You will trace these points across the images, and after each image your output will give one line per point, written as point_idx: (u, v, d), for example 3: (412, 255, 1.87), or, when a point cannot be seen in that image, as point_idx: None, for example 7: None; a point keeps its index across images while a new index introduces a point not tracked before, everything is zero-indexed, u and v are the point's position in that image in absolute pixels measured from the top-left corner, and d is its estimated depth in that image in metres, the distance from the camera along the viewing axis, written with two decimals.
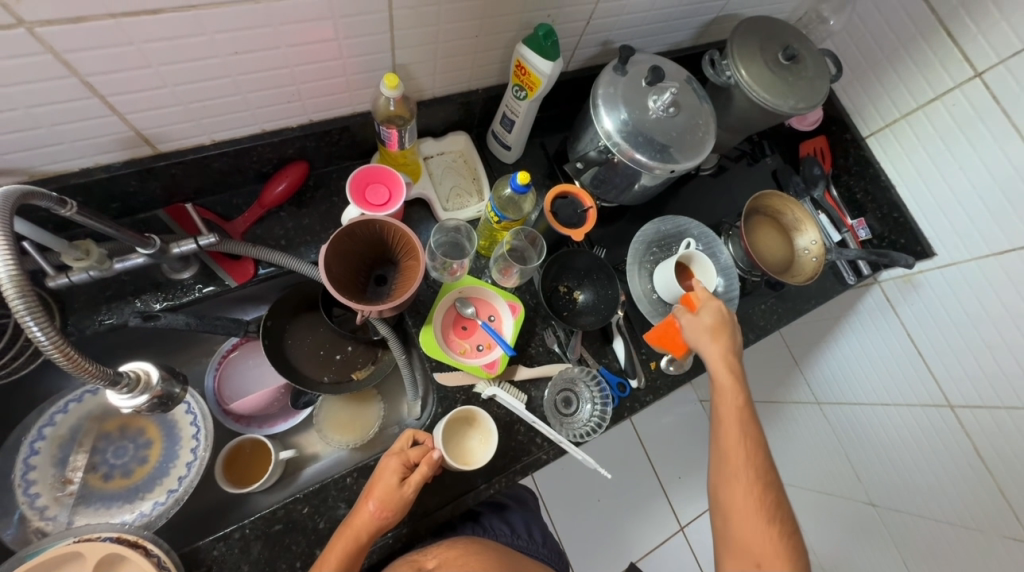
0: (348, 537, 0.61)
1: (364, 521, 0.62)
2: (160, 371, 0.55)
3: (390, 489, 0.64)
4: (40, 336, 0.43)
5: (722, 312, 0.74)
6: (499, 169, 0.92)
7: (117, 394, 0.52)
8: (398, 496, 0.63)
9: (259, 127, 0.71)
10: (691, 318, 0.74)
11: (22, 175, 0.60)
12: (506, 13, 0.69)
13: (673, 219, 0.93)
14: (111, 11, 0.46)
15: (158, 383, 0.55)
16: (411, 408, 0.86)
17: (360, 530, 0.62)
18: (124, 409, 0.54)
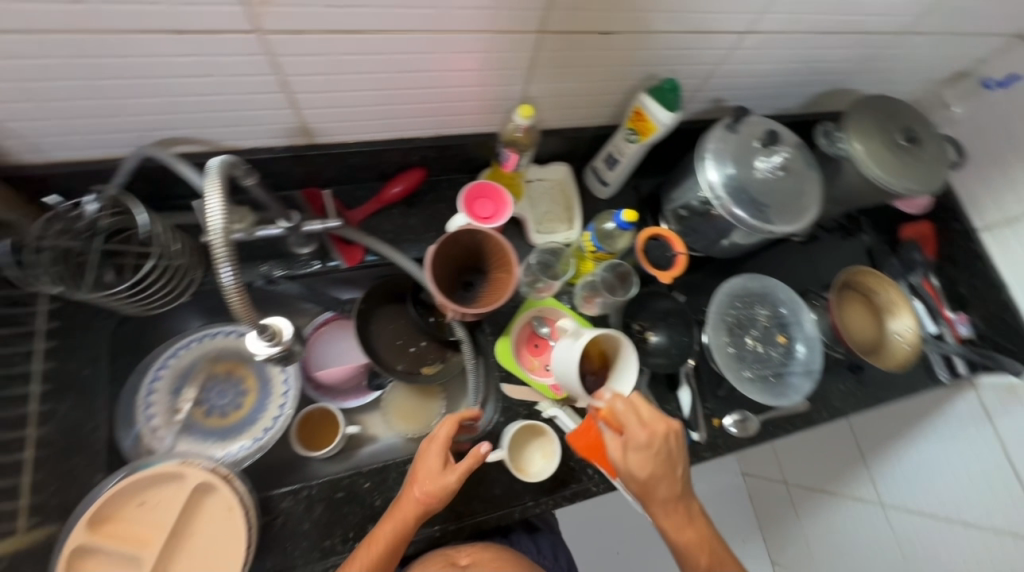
0: (395, 522, 0.65)
1: (409, 509, 0.65)
2: (290, 328, 0.62)
3: (435, 479, 0.66)
4: (227, 278, 0.51)
5: (657, 461, 0.65)
6: (593, 203, 0.96)
7: (261, 340, 0.59)
8: (443, 488, 0.65)
9: (396, 134, 0.80)
10: (625, 473, 0.66)
11: (203, 145, 0.69)
12: (637, 63, 0.75)
13: (761, 277, 0.91)
14: (325, 28, 0.56)
15: (287, 338, 0.62)
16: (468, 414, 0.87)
17: (407, 515, 0.65)
18: (256, 357, 0.61)
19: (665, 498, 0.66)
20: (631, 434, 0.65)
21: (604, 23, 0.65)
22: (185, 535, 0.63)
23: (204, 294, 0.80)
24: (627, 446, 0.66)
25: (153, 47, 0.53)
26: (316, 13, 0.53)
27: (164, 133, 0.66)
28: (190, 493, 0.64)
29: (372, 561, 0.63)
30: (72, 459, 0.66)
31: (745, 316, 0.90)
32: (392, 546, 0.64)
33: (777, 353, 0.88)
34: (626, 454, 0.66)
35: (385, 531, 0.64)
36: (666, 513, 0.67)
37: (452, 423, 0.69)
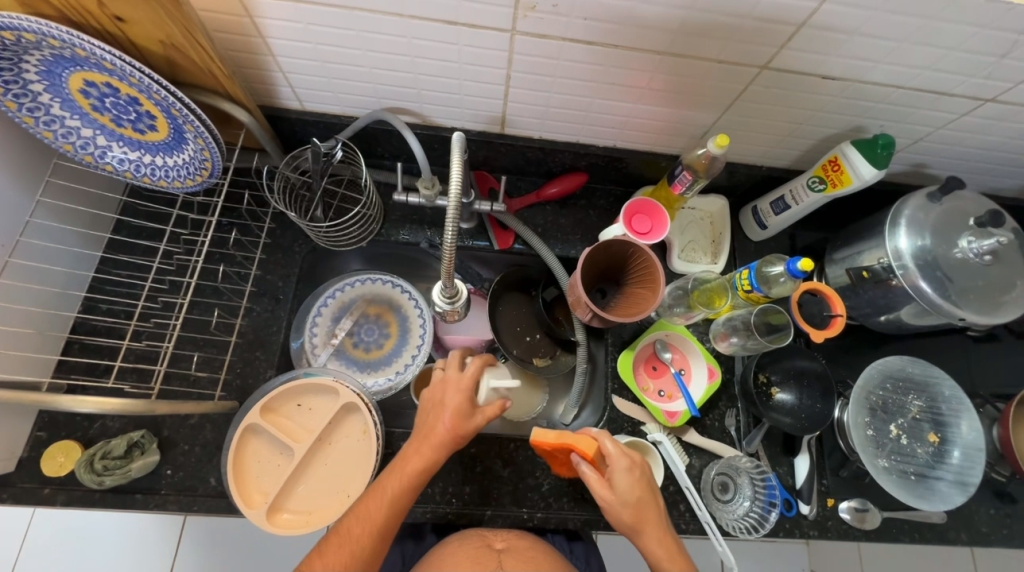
0: (418, 456, 0.62)
1: (434, 442, 0.63)
2: (467, 294, 0.73)
3: (464, 416, 0.64)
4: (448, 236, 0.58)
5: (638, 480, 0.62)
6: (743, 242, 0.93)
7: (443, 295, 0.70)
8: (471, 424, 0.64)
9: (575, 138, 0.85)
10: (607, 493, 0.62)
11: (419, 118, 0.80)
12: (844, 112, 0.72)
13: (924, 364, 0.82)
14: (567, 36, 0.62)
15: (461, 302, 0.72)
16: (563, 412, 0.89)
17: (438, 445, 0.63)
18: (435, 305, 0.73)
19: (655, 529, 0.61)
20: (614, 451, 0.62)
21: (828, 68, 0.64)
22: (326, 442, 0.73)
23: (374, 243, 0.91)
24: (614, 464, 0.62)
25: (425, 31, 0.62)
26: (568, 22, 0.59)
27: (392, 101, 0.76)
28: (340, 407, 0.74)
29: (402, 489, 0.61)
30: (255, 353, 0.79)
31: (893, 401, 0.82)
32: (423, 474, 0.62)
33: (925, 451, 0.79)
34: (611, 476, 0.62)
35: (411, 456, 0.62)
36: (658, 542, 0.61)
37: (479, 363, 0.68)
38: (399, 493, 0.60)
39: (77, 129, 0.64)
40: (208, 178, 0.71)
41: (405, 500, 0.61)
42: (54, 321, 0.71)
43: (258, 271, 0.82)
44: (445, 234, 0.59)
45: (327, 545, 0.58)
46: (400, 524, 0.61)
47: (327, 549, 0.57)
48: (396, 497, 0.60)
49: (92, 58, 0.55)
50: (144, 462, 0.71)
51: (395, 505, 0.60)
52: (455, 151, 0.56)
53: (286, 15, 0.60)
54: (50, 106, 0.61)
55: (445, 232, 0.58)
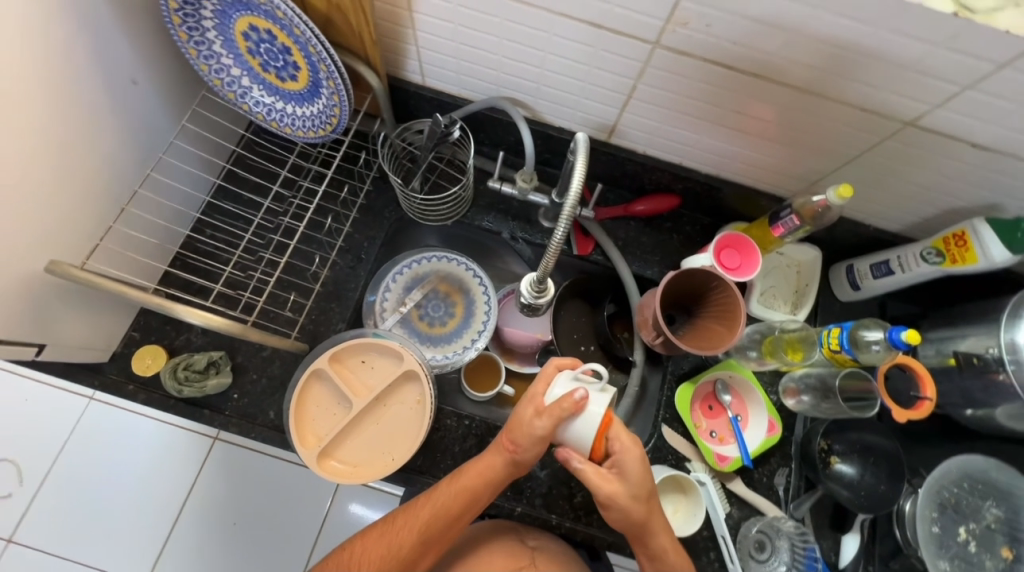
0: (478, 472, 0.61)
1: (494, 464, 0.61)
2: (553, 292, 0.74)
3: (524, 426, 0.57)
4: (558, 236, 0.60)
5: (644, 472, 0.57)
6: (828, 299, 0.89)
7: (529, 289, 0.72)
8: (531, 434, 0.56)
9: (678, 160, 0.84)
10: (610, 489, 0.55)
11: (530, 113, 0.82)
12: (982, 186, 0.68)
13: (1013, 473, 0.75)
14: (707, 56, 0.61)
15: (546, 298, 0.73)
16: None
17: (496, 468, 0.60)
18: (518, 296, 0.75)
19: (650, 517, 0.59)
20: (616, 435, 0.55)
21: (980, 136, 0.60)
22: (381, 402, 0.76)
23: (457, 224, 0.93)
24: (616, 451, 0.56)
25: (568, 30, 0.63)
26: (714, 43, 0.59)
27: (511, 92, 0.78)
28: (402, 371, 0.76)
29: (452, 508, 0.60)
30: (330, 305, 0.83)
31: (969, 503, 0.76)
32: (476, 496, 0.61)
33: (994, 565, 0.73)
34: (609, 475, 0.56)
35: (467, 475, 0.61)
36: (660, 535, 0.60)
37: (552, 368, 0.59)
38: (448, 508, 0.60)
39: (228, 68, 0.70)
40: (330, 133, 0.74)
41: (452, 513, 0.60)
42: (169, 235, 0.78)
43: (349, 229, 0.86)
44: (552, 233, 0.61)
45: (373, 538, 0.61)
46: (443, 533, 0.61)
47: (369, 539, 0.61)
48: (443, 515, 0.60)
49: (267, 5, 0.59)
50: (217, 381, 0.76)
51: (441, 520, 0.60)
52: (581, 154, 0.57)
53: None
54: (213, 43, 0.67)
55: (555, 231, 0.60)
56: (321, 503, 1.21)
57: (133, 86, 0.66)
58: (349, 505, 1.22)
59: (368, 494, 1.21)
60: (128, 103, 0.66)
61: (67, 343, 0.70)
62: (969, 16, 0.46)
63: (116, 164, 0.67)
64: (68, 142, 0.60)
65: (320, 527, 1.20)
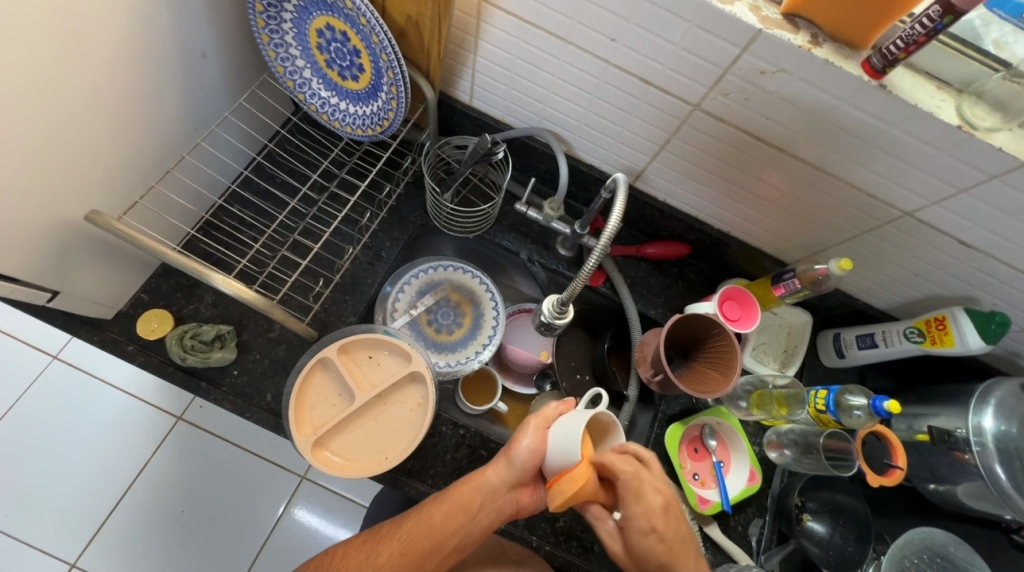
0: (470, 486, 0.62)
1: (492, 474, 0.62)
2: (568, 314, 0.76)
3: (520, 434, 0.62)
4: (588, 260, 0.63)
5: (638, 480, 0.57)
6: (815, 363, 0.95)
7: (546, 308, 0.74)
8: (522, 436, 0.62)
9: (695, 212, 0.90)
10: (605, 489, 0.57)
11: (566, 148, 0.87)
12: (964, 279, 0.75)
13: (969, 551, 0.79)
14: (740, 125, 0.68)
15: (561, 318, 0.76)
16: None
17: (491, 485, 0.61)
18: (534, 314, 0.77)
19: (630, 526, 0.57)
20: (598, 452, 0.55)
21: (969, 235, 0.67)
22: (383, 400, 0.77)
23: (477, 239, 0.96)
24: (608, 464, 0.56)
25: (619, 81, 0.69)
26: (748, 114, 0.66)
27: (552, 125, 0.83)
28: (407, 372, 0.77)
29: (436, 520, 0.61)
30: (345, 297, 0.84)
31: None
32: (463, 511, 0.61)
33: None
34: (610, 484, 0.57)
35: (459, 497, 0.61)
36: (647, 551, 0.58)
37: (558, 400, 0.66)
38: (433, 521, 0.61)
39: (294, 59, 0.73)
40: (379, 133, 0.77)
41: (439, 529, 0.61)
42: (201, 204, 0.80)
43: (375, 227, 0.89)
44: (589, 259, 0.67)
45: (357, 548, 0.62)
46: (429, 551, 0.61)
47: (352, 548, 0.63)
48: (424, 528, 0.61)
49: (351, 10, 0.64)
50: (222, 355, 0.75)
51: (421, 537, 0.61)
52: (621, 193, 0.62)
53: (510, 29, 0.68)
54: (286, 34, 0.71)
55: (589, 258, 0.66)
56: (274, 506, 1.18)
57: (203, 58, 0.69)
58: (304, 508, 1.19)
59: (330, 500, 1.19)
60: (196, 75, 0.69)
61: (79, 292, 0.69)
62: (970, 130, 0.55)
63: (168, 130, 0.69)
64: (131, 100, 0.62)
65: (273, 528, 1.16)
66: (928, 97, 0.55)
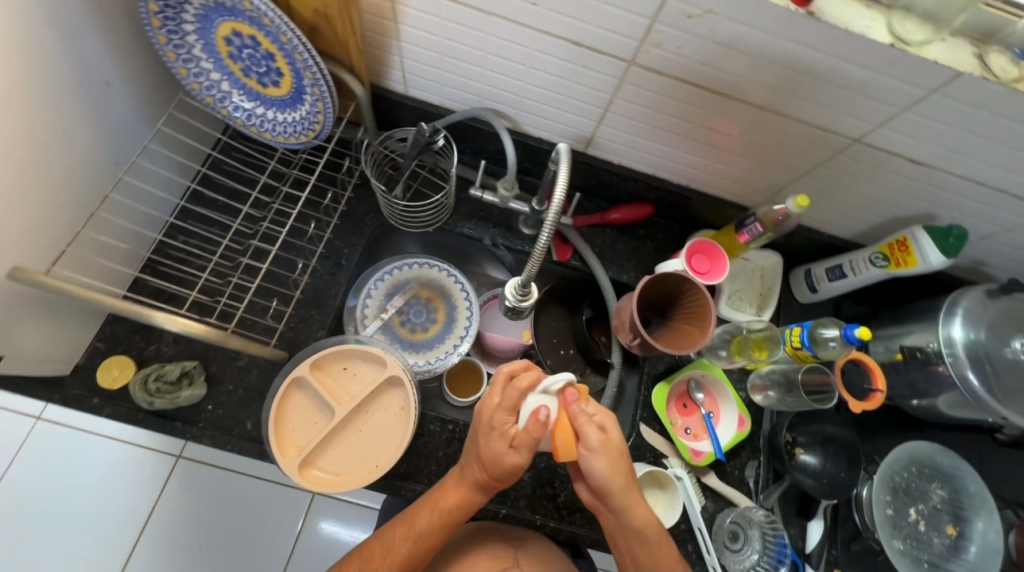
0: (455, 489, 0.62)
1: (470, 486, 0.61)
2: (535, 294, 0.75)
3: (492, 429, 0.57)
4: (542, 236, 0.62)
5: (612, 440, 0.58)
6: (789, 302, 0.95)
7: (512, 292, 0.73)
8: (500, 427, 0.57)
9: (651, 171, 0.89)
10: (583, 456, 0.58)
11: (512, 124, 0.84)
12: (919, 198, 0.75)
13: (954, 457, 0.83)
14: (679, 75, 0.66)
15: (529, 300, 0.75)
16: None
17: (475, 483, 0.61)
18: (501, 299, 0.76)
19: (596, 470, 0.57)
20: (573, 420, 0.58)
21: (919, 154, 0.67)
22: (365, 410, 0.76)
23: (438, 231, 0.94)
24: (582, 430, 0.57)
25: (550, 46, 0.66)
26: (685, 63, 0.64)
27: (492, 103, 0.80)
28: (385, 378, 0.76)
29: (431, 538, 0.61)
30: (311, 312, 0.82)
31: (917, 486, 0.82)
32: (454, 522, 0.61)
33: (941, 542, 0.79)
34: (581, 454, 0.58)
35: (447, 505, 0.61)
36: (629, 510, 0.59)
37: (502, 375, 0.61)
38: (426, 531, 0.60)
39: (208, 73, 0.69)
40: (313, 139, 0.74)
41: (432, 535, 0.61)
42: (141, 242, 0.76)
43: (329, 235, 0.86)
44: (539, 238, 0.63)
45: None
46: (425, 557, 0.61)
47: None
48: (422, 547, 0.61)
49: (253, 12, 0.59)
50: (192, 392, 0.73)
51: (424, 551, 0.61)
52: (563, 163, 0.60)
53: (427, 8, 0.65)
54: (193, 47, 0.66)
55: (540, 235, 0.63)
56: (292, 523, 1.15)
57: (107, 87, 0.64)
58: (322, 522, 1.19)
59: (347, 509, 1.17)
60: (104, 106, 0.65)
61: (24, 354, 0.65)
62: (903, 48, 0.54)
63: (87, 170, 0.65)
64: (36, 145, 0.58)
65: (293, 547, 1.14)
66: (859, 18, 0.54)
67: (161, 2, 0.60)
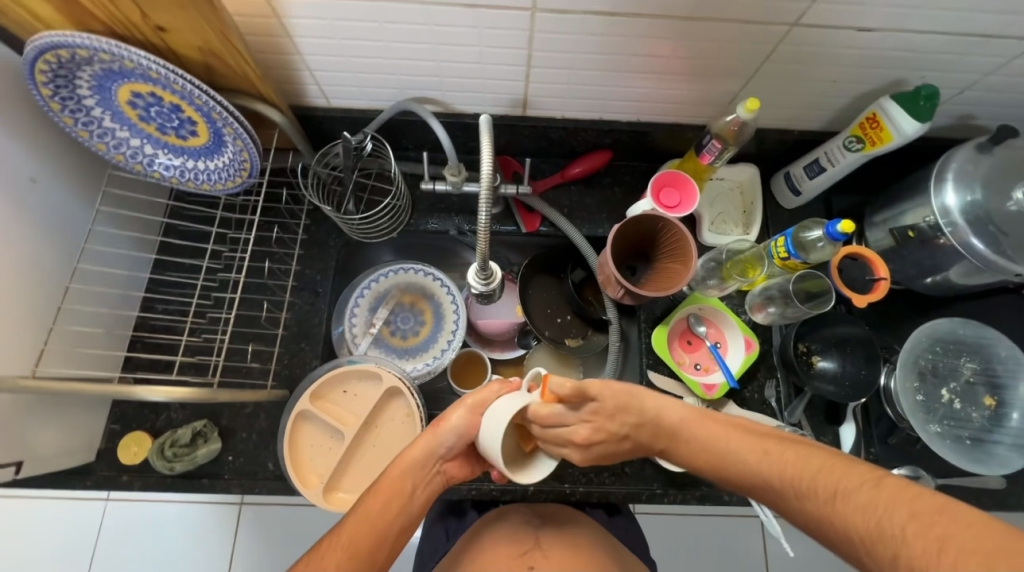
0: (399, 467, 0.59)
1: (418, 450, 0.60)
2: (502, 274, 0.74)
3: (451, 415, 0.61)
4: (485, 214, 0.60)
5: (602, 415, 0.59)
6: (774, 211, 0.91)
7: (478, 278, 0.72)
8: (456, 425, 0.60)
9: (598, 115, 0.85)
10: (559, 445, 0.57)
11: (443, 107, 0.81)
12: (881, 67, 0.69)
13: (979, 327, 0.79)
14: (588, 8, 0.61)
15: (498, 280, 0.74)
16: None
17: (420, 456, 0.60)
18: (469, 288, 0.75)
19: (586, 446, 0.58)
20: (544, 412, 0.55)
21: (866, 19, 0.61)
22: (373, 425, 0.77)
23: (404, 234, 0.93)
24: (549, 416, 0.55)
25: (447, 16, 0.62)
26: None
27: (415, 92, 0.78)
28: (383, 390, 0.77)
29: (376, 512, 0.57)
30: (300, 345, 0.83)
31: (944, 365, 0.79)
32: (405, 492, 0.59)
33: (980, 415, 0.76)
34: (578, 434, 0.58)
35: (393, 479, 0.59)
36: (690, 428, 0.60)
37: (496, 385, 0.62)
38: (377, 513, 0.57)
39: (127, 140, 0.69)
40: (247, 178, 0.73)
41: (382, 518, 0.57)
42: (120, 320, 0.78)
43: (298, 266, 0.86)
44: (480, 219, 0.63)
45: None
46: (378, 547, 0.56)
47: None
48: (367, 522, 0.56)
49: (139, 69, 0.58)
50: (207, 449, 0.75)
51: (366, 531, 0.56)
52: (485, 135, 0.58)
53: (312, 13, 0.62)
54: (101, 119, 0.66)
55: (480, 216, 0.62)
56: None
57: (34, 183, 0.65)
58: None
59: None
60: (36, 203, 0.65)
61: (43, 453, 0.68)
62: None
63: (41, 268, 0.66)
64: None
65: None
66: None
67: (52, 84, 0.59)
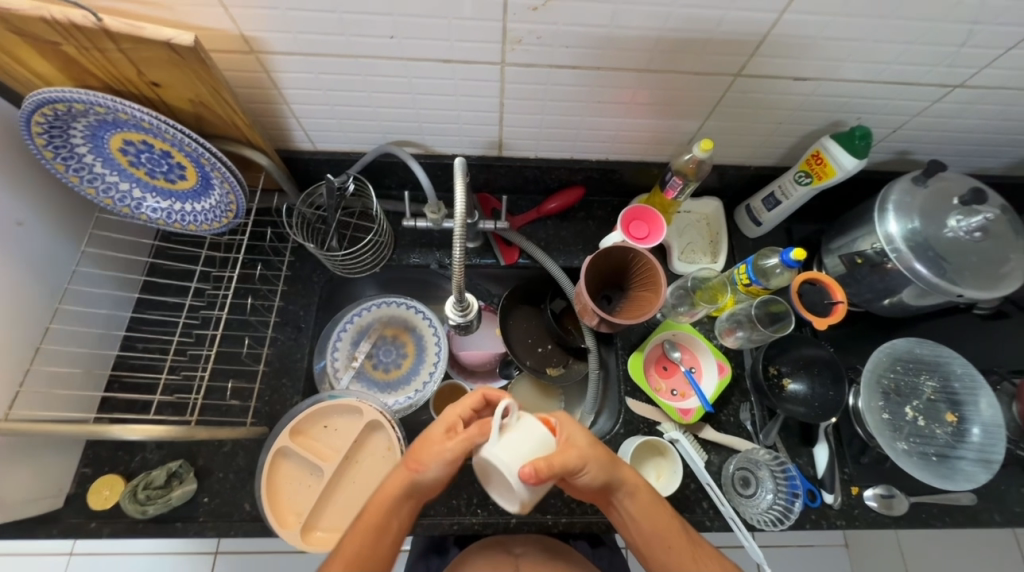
0: (380, 504, 0.61)
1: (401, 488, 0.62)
2: (478, 306, 0.76)
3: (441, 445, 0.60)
4: (458, 250, 0.64)
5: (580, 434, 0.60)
6: (739, 240, 0.96)
7: (455, 310, 0.74)
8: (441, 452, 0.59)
9: (569, 155, 0.91)
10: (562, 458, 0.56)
11: (424, 149, 0.87)
12: (820, 111, 0.77)
13: (934, 345, 0.83)
14: (552, 62, 0.67)
15: (474, 312, 0.76)
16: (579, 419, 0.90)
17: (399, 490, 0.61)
18: (447, 320, 0.77)
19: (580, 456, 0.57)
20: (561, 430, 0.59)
21: (800, 71, 0.69)
22: (353, 460, 0.76)
23: (387, 268, 0.95)
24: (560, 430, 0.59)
25: (424, 70, 0.68)
26: (553, 51, 0.65)
27: (396, 136, 0.83)
28: (364, 424, 0.77)
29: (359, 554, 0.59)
30: (280, 381, 0.83)
31: (906, 383, 0.83)
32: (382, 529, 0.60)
33: (944, 431, 0.79)
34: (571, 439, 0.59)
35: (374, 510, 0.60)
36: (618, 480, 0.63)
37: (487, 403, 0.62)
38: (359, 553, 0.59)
39: (115, 184, 0.71)
40: (232, 220, 0.76)
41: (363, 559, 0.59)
42: (98, 359, 0.78)
43: (281, 302, 0.87)
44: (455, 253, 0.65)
45: None
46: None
47: None
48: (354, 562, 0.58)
49: (131, 119, 0.62)
50: (183, 490, 0.74)
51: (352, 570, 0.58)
52: (458, 177, 0.62)
53: (298, 67, 0.67)
54: (92, 165, 0.69)
55: (455, 251, 0.64)
56: None
57: (20, 227, 0.67)
58: None
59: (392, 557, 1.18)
60: (20, 245, 0.67)
61: (10, 499, 0.67)
62: None
63: (21, 310, 0.67)
64: None
65: None
66: None
67: (45, 134, 0.62)
